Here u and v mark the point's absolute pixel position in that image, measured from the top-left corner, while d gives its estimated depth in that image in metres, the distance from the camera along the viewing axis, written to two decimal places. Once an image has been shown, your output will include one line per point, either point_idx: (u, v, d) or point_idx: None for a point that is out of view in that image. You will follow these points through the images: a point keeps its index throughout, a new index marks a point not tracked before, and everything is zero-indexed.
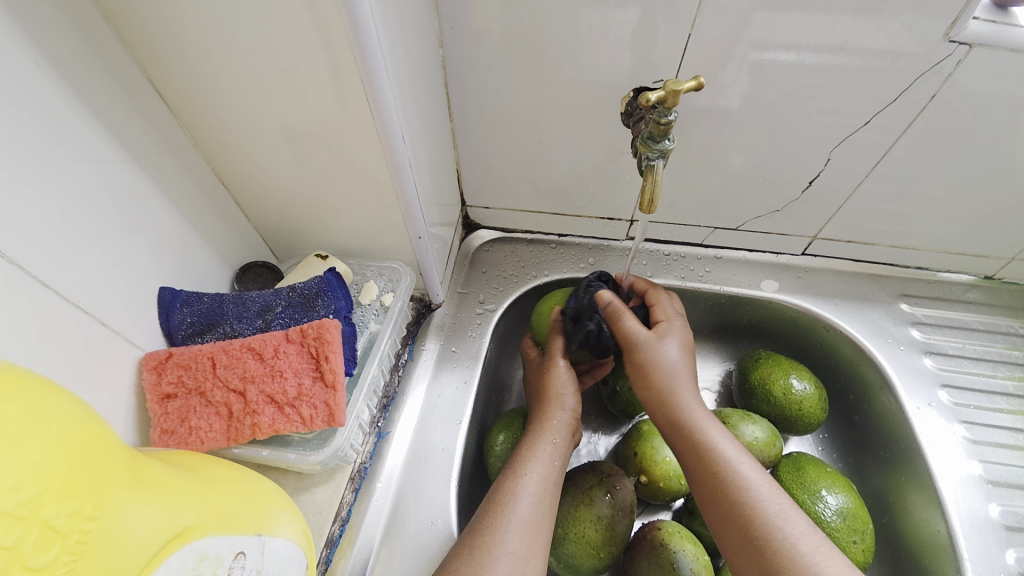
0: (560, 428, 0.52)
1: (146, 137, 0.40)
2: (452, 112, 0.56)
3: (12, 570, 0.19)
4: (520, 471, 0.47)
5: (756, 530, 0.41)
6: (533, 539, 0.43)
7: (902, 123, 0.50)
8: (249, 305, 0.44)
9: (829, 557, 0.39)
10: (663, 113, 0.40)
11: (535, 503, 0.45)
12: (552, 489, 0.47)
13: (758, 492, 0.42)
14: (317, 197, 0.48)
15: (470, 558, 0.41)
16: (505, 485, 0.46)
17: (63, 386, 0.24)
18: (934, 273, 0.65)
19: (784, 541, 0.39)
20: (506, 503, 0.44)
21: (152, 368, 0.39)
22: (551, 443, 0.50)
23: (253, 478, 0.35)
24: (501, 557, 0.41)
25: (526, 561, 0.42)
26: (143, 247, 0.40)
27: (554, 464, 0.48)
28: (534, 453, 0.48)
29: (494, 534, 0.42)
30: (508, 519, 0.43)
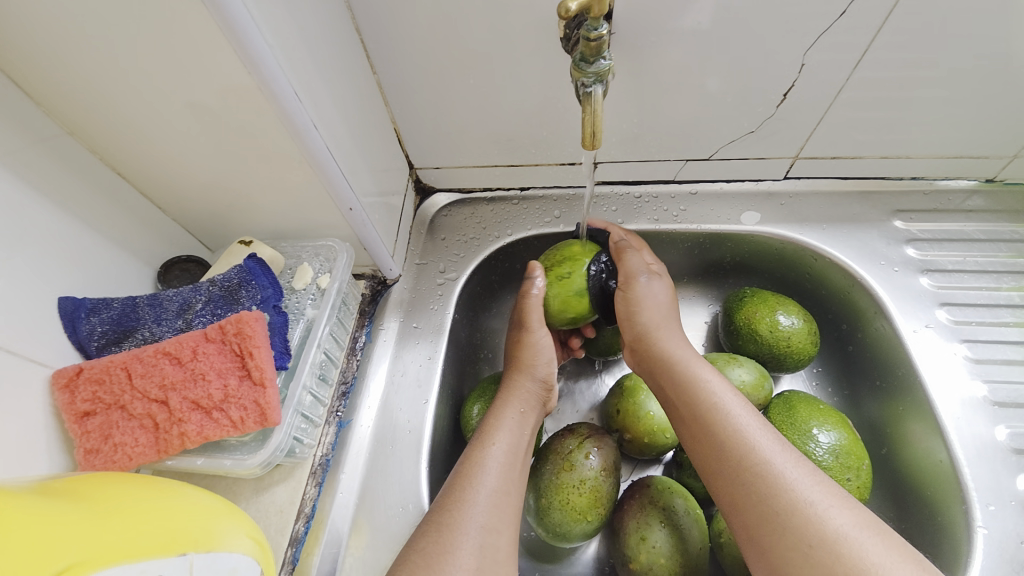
0: (527, 396, 0.50)
1: (3, 131, 0.34)
2: (373, 63, 0.49)
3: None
4: (488, 440, 0.45)
5: (747, 472, 0.39)
6: (503, 509, 0.41)
7: (882, 11, 0.43)
8: (167, 306, 0.40)
9: (818, 484, 0.37)
10: (591, 28, 0.35)
11: (504, 473, 0.43)
12: (520, 460, 0.44)
13: (740, 427, 0.41)
14: (226, 177, 0.43)
15: (437, 534, 0.38)
16: (474, 456, 0.43)
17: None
18: (930, 182, 0.59)
19: (775, 470, 0.38)
20: (476, 475, 0.42)
21: (63, 387, 0.36)
22: (518, 412, 0.47)
23: (185, 494, 0.34)
24: (469, 531, 0.38)
25: (496, 533, 0.39)
26: (28, 258, 0.36)
27: (522, 434, 0.46)
28: (500, 422, 0.46)
29: (461, 508, 0.40)
30: (477, 491, 0.41)
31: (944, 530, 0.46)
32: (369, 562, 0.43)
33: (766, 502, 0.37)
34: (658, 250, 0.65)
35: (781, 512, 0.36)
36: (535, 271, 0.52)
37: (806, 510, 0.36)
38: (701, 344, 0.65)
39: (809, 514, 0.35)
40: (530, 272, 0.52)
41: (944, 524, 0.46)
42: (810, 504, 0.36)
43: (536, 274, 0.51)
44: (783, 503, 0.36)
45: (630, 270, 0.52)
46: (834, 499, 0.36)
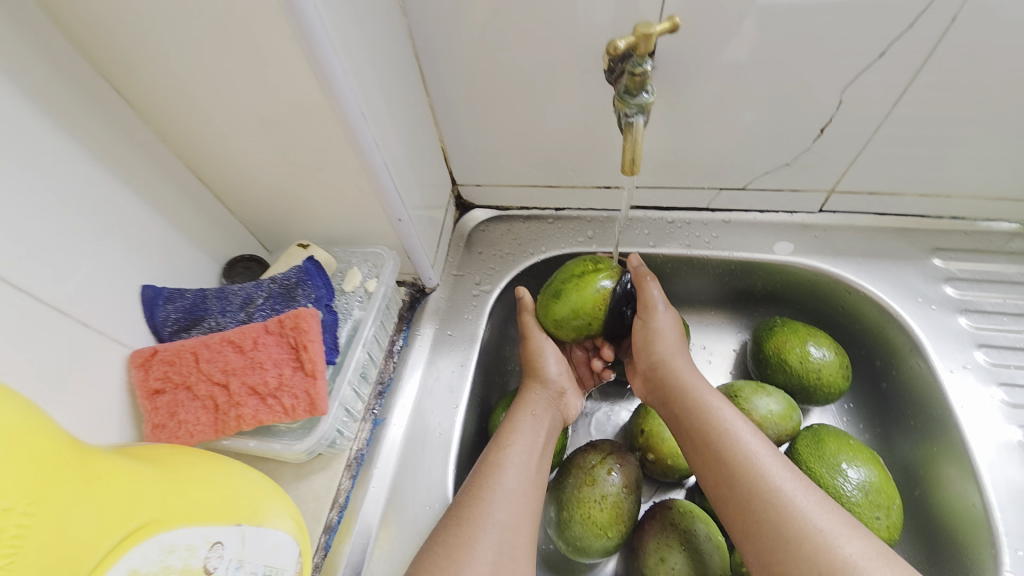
0: (543, 401, 0.51)
1: (112, 135, 0.39)
2: (428, 87, 0.53)
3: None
4: (505, 442, 0.46)
5: (761, 498, 0.40)
6: (518, 510, 0.42)
7: (921, 54, 0.44)
8: (232, 298, 0.44)
9: (829, 512, 0.38)
10: (636, 64, 0.38)
11: (520, 474, 0.44)
12: (536, 462, 0.46)
13: (755, 454, 0.42)
14: (292, 185, 0.47)
15: (453, 530, 0.40)
16: (490, 457, 0.45)
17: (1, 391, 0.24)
18: (971, 222, 0.59)
19: (786, 497, 0.39)
20: (492, 474, 0.43)
21: (139, 365, 0.39)
22: (532, 417, 0.49)
23: (237, 470, 0.35)
24: (488, 527, 0.40)
25: (514, 532, 0.41)
26: (118, 248, 0.41)
27: (538, 438, 0.48)
28: (514, 426, 0.48)
29: (481, 505, 0.41)
30: (495, 490, 0.42)
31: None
32: (395, 556, 0.45)
33: (776, 527, 0.38)
34: (690, 276, 0.66)
35: (791, 538, 0.37)
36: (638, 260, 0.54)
37: (817, 538, 0.37)
38: (729, 371, 0.66)
39: (820, 540, 0.36)
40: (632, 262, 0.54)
41: (973, 566, 0.46)
42: (820, 533, 0.37)
43: (639, 263, 0.53)
44: (792, 530, 0.38)
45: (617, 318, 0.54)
46: (846, 527, 0.37)
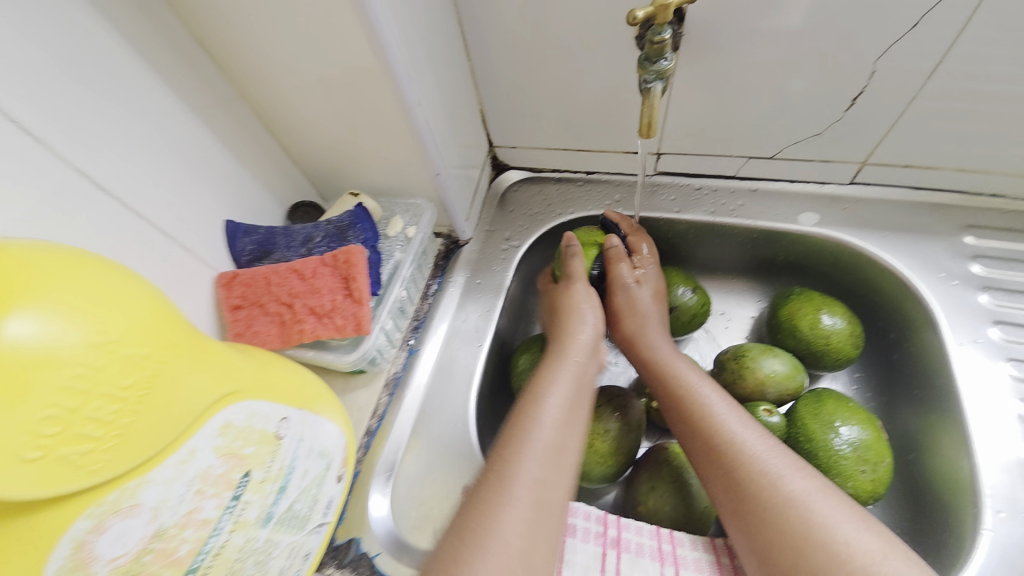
0: (582, 349, 0.51)
1: (201, 90, 0.47)
2: (470, 52, 0.58)
3: (103, 386, 0.26)
4: (542, 392, 0.46)
5: (717, 448, 0.43)
6: (556, 462, 0.42)
7: (959, 22, 0.44)
8: (295, 236, 0.53)
9: (781, 457, 0.41)
10: (656, 32, 0.41)
11: (558, 426, 0.44)
12: (575, 411, 0.46)
13: (714, 410, 0.46)
14: (347, 139, 0.54)
15: (486, 473, 0.41)
16: (528, 406, 0.45)
17: (137, 274, 0.30)
18: (1013, 200, 0.57)
19: (740, 445, 0.42)
20: (529, 424, 0.43)
21: (224, 285, 0.48)
22: (572, 365, 0.49)
23: (301, 370, 0.43)
24: (523, 476, 0.40)
25: (551, 484, 0.40)
26: (207, 188, 0.49)
27: (579, 388, 0.47)
28: (553, 376, 0.47)
29: (515, 453, 0.41)
30: (531, 439, 0.42)
31: (953, 531, 0.47)
32: (421, 462, 0.53)
33: (730, 471, 0.42)
34: (712, 242, 0.68)
35: (743, 480, 0.41)
36: (613, 239, 0.58)
37: (762, 480, 0.40)
38: (744, 335, 0.68)
39: (767, 481, 0.40)
40: (609, 241, 0.59)
41: (955, 523, 0.47)
42: (767, 475, 0.40)
43: (614, 242, 0.58)
44: (743, 472, 0.41)
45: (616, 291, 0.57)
46: (798, 469, 0.40)
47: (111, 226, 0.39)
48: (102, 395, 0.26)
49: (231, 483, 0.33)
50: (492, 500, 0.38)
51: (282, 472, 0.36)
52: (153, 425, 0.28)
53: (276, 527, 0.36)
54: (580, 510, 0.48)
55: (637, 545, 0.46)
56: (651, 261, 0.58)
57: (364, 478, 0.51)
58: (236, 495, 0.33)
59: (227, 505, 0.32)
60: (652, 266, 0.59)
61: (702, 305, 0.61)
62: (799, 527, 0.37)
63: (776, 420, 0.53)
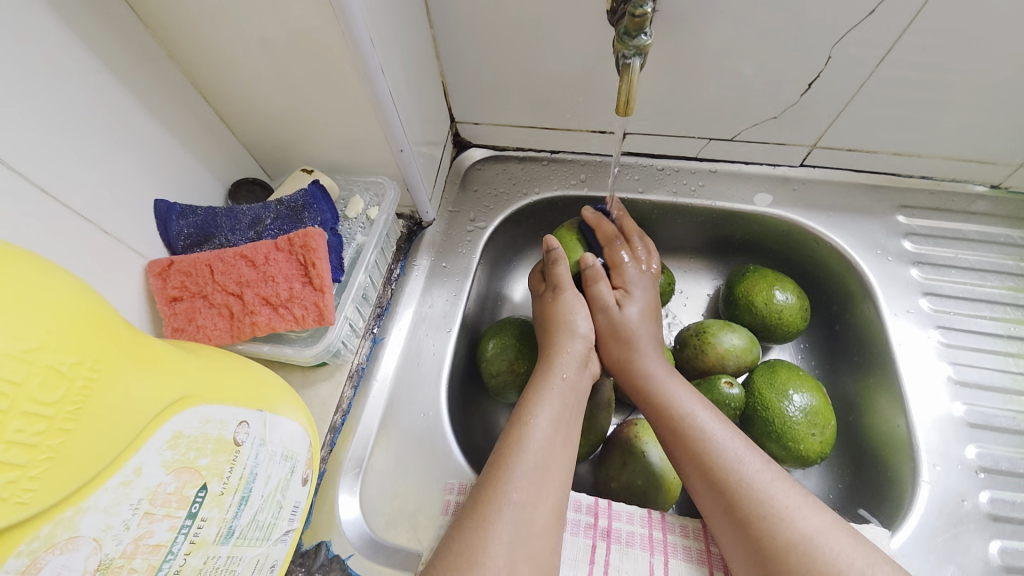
0: (570, 361, 0.50)
1: (121, 48, 0.40)
2: (432, 18, 0.53)
3: (20, 403, 0.21)
4: (528, 415, 0.44)
5: (697, 453, 0.45)
6: (541, 485, 0.41)
7: (908, 13, 0.46)
8: (240, 218, 0.47)
9: (755, 456, 0.44)
10: (637, 5, 0.40)
11: (545, 446, 0.42)
12: (564, 427, 0.45)
13: (692, 414, 0.47)
14: (296, 110, 0.48)
15: (477, 504, 0.39)
16: (512, 432, 0.43)
17: (53, 263, 0.25)
18: (937, 182, 0.63)
19: (717, 449, 0.44)
20: (513, 448, 0.42)
21: (156, 274, 0.42)
22: (558, 382, 0.47)
23: (255, 366, 0.39)
24: (508, 502, 0.39)
25: (533, 507, 0.39)
26: (131, 164, 0.42)
27: (565, 406, 0.46)
28: (541, 398, 0.45)
29: (499, 478, 0.40)
30: (514, 468, 0.41)
31: (892, 483, 0.53)
32: (392, 455, 0.51)
33: (712, 475, 0.43)
34: (674, 222, 0.69)
35: (723, 483, 0.43)
36: (588, 260, 0.57)
37: (740, 482, 0.42)
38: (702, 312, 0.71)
39: (744, 483, 0.42)
40: (584, 260, 0.57)
41: (894, 477, 0.53)
42: (744, 477, 0.42)
43: (589, 262, 0.57)
44: (724, 476, 0.43)
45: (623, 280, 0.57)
46: (770, 468, 0.43)
47: (9, 205, 0.33)
48: (21, 413, 0.21)
49: (185, 501, 0.29)
50: (490, 528, 0.37)
51: (242, 482, 0.32)
52: (88, 442, 0.24)
53: (238, 542, 0.33)
54: (571, 501, 0.49)
55: (628, 535, 0.47)
56: (635, 275, 0.57)
57: (331, 478, 0.48)
58: (191, 513, 0.29)
59: (182, 525, 0.29)
60: (639, 279, 0.57)
61: (666, 283, 0.62)
62: (782, 535, 0.39)
63: (736, 392, 0.55)
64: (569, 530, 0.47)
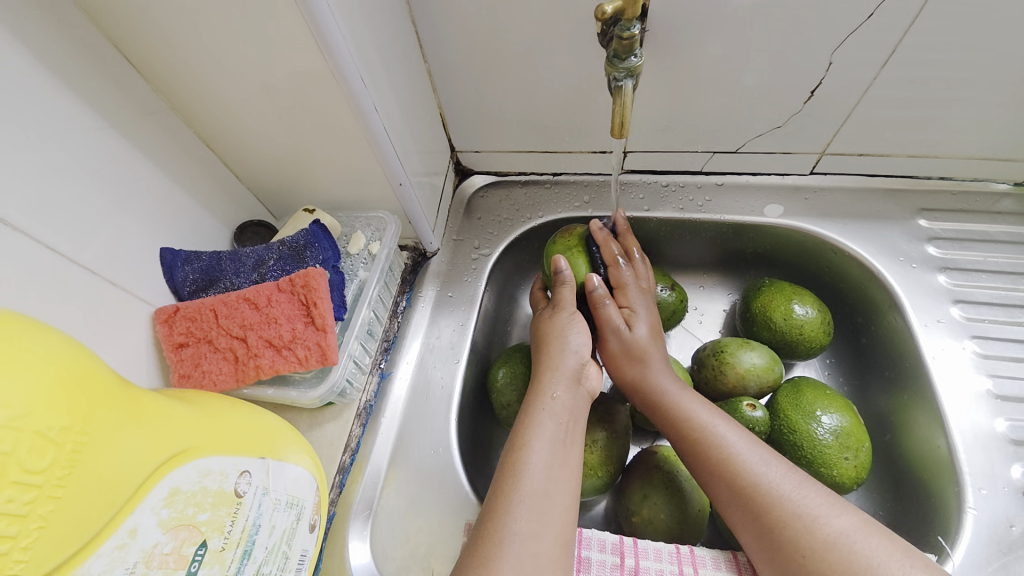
0: (562, 376, 0.47)
1: (125, 104, 0.41)
2: (426, 52, 0.54)
3: (9, 472, 0.21)
4: (523, 443, 0.42)
5: (746, 492, 0.40)
6: (543, 515, 0.38)
7: (908, 13, 0.45)
8: (245, 261, 0.48)
9: (809, 492, 0.39)
10: (624, 27, 0.39)
11: (545, 475, 0.40)
12: (561, 451, 0.42)
13: (733, 446, 0.43)
14: (296, 150, 0.49)
15: (482, 535, 0.37)
16: (508, 462, 0.41)
17: (47, 325, 0.25)
18: (957, 182, 0.60)
19: (766, 487, 0.40)
20: (513, 479, 0.40)
21: (163, 322, 0.43)
22: (549, 402, 0.45)
23: (257, 412, 0.38)
24: (513, 538, 0.37)
25: (537, 539, 0.37)
26: (136, 213, 0.43)
27: (560, 426, 0.44)
28: (535, 419, 0.44)
29: (505, 513, 0.38)
30: (515, 499, 0.39)
31: (936, 511, 0.49)
32: (403, 494, 0.50)
33: (762, 515, 0.39)
34: (682, 239, 0.68)
35: (775, 526, 0.38)
36: (593, 281, 0.53)
37: (797, 523, 0.37)
38: (719, 329, 0.69)
39: (801, 525, 0.37)
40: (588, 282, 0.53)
41: (937, 504, 0.49)
42: (801, 516, 0.38)
43: (594, 284, 0.52)
44: (775, 516, 0.38)
45: (630, 300, 0.53)
46: (828, 503, 0.38)
47: (14, 264, 0.33)
48: (10, 483, 0.21)
49: (183, 560, 0.28)
50: (494, 562, 0.35)
51: (245, 535, 0.32)
52: (79, 505, 0.24)
53: None
54: (593, 541, 0.46)
55: (657, 574, 0.44)
56: (638, 295, 0.53)
57: (341, 520, 0.47)
58: (189, 572, 0.28)
59: None
60: (640, 300, 0.53)
61: (678, 301, 0.60)
62: (811, 542, 0.37)
63: (759, 414, 0.53)
64: (594, 573, 0.44)
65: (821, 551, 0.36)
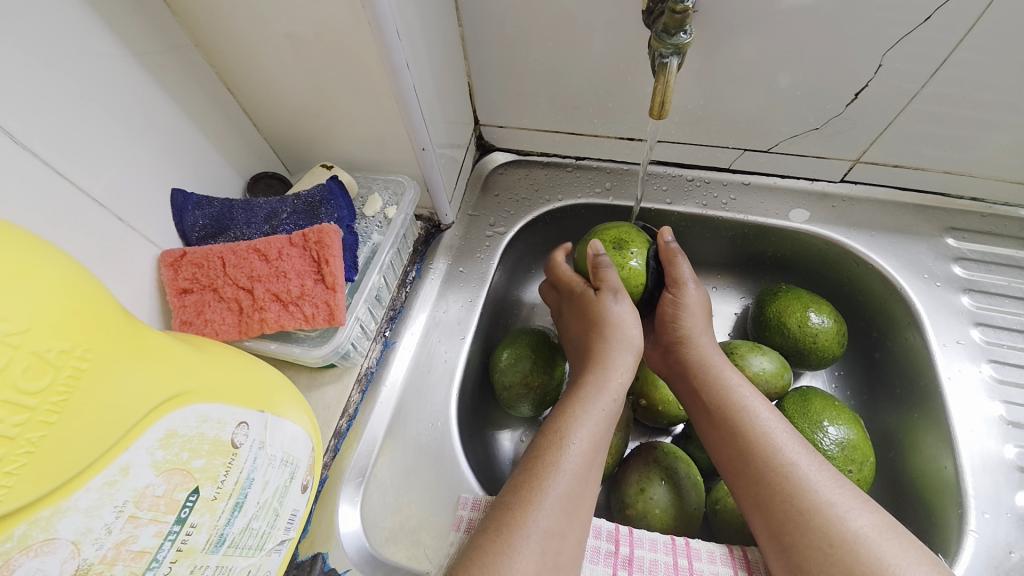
0: (613, 373, 0.46)
1: (146, 34, 0.39)
2: (461, 16, 0.52)
3: (0, 390, 0.20)
4: (561, 439, 0.41)
5: (774, 473, 0.40)
6: (570, 513, 0.38)
7: (967, 24, 0.43)
8: (257, 212, 0.46)
9: (840, 487, 0.39)
10: (678, 1, 0.37)
11: (578, 475, 0.39)
12: (597, 452, 0.42)
13: (769, 429, 0.42)
14: (317, 104, 0.47)
15: (501, 524, 0.36)
16: (544, 455, 0.40)
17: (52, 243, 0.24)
18: (989, 205, 0.58)
19: (799, 472, 0.39)
20: (545, 474, 0.39)
21: (169, 265, 0.41)
22: (602, 399, 0.44)
23: (258, 365, 0.37)
24: (534, 533, 0.36)
25: (562, 537, 0.37)
26: (149, 151, 0.41)
27: (603, 424, 0.43)
28: (579, 417, 0.42)
29: (527, 508, 0.37)
30: (544, 493, 0.38)
31: (936, 529, 0.48)
32: (398, 464, 0.49)
33: (787, 500, 0.38)
34: (701, 236, 0.66)
35: (803, 511, 0.37)
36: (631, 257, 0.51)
37: (827, 511, 0.37)
38: (728, 331, 0.67)
39: (831, 515, 0.37)
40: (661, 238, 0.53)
41: (937, 523, 0.49)
42: (832, 506, 0.37)
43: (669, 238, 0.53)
44: (806, 502, 0.38)
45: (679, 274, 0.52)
46: (855, 502, 0.38)
47: (16, 185, 0.31)
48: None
49: (175, 504, 0.27)
50: (514, 553, 0.35)
51: (238, 487, 0.31)
52: (72, 435, 0.23)
53: (229, 551, 0.31)
54: (591, 527, 0.45)
55: (652, 563, 0.43)
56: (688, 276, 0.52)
57: (333, 485, 0.46)
58: (180, 518, 0.27)
59: (169, 531, 0.27)
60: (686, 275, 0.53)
61: None
62: (838, 532, 0.36)
63: None
64: (589, 559, 0.44)
65: (850, 543, 0.35)
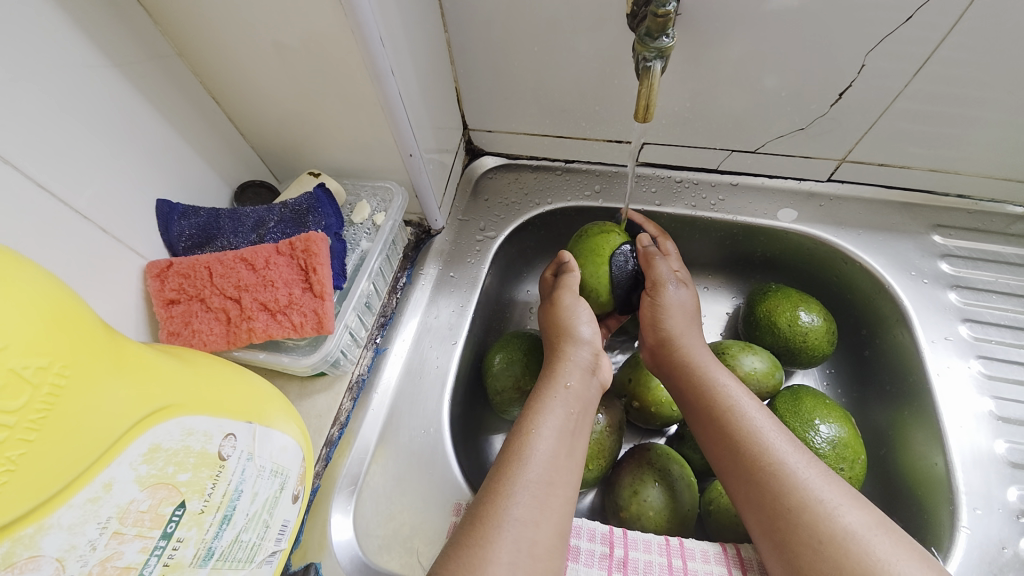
0: (576, 366, 0.46)
1: (129, 45, 0.39)
2: (446, 23, 0.52)
3: None
4: (528, 427, 0.41)
5: (762, 472, 0.40)
6: (544, 503, 0.38)
7: (945, 24, 0.43)
8: (244, 221, 0.46)
9: (831, 484, 0.39)
10: (659, 4, 0.38)
11: (548, 464, 0.39)
12: (567, 443, 0.41)
13: (757, 428, 0.42)
14: (303, 112, 0.47)
15: (478, 517, 0.36)
16: (514, 445, 0.40)
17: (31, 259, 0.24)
18: (975, 201, 0.59)
19: (787, 470, 0.39)
20: (516, 463, 0.39)
21: (155, 276, 0.41)
22: (563, 391, 0.44)
23: (245, 375, 0.36)
24: (508, 523, 0.36)
25: (535, 526, 0.36)
26: (135, 161, 0.41)
27: (570, 415, 0.43)
28: (545, 406, 0.43)
29: (500, 499, 0.37)
30: (516, 483, 0.38)
31: (929, 526, 0.49)
32: (390, 471, 0.49)
33: (778, 498, 0.38)
34: (691, 237, 0.67)
35: (793, 507, 0.38)
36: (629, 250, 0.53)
37: (815, 508, 0.37)
38: (720, 331, 0.67)
39: (821, 512, 0.37)
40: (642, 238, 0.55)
41: (929, 521, 0.49)
42: (821, 503, 0.37)
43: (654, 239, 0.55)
44: (794, 499, 0.38)
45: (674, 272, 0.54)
46: (844, 498, 0.38)
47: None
48: None
49: (160, 519, 0.27)
50: (489, 546, 0.34)
51: (226, 499, 0.30)
52: (53, 451, 0.22)
53: (218, 565, 0.31)
54: (584, 530, 0.45)
55: (646, 565, 0.43)
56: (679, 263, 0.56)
57: (325, 494, 0.46)
58: (166, 533, 0.27)
59: (154, 547, 0.27)
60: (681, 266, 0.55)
61: None
62: (829, 529, 0.36)
63: None
64: (583, 562, 0.43)
65: (840, 540, 0.35)
